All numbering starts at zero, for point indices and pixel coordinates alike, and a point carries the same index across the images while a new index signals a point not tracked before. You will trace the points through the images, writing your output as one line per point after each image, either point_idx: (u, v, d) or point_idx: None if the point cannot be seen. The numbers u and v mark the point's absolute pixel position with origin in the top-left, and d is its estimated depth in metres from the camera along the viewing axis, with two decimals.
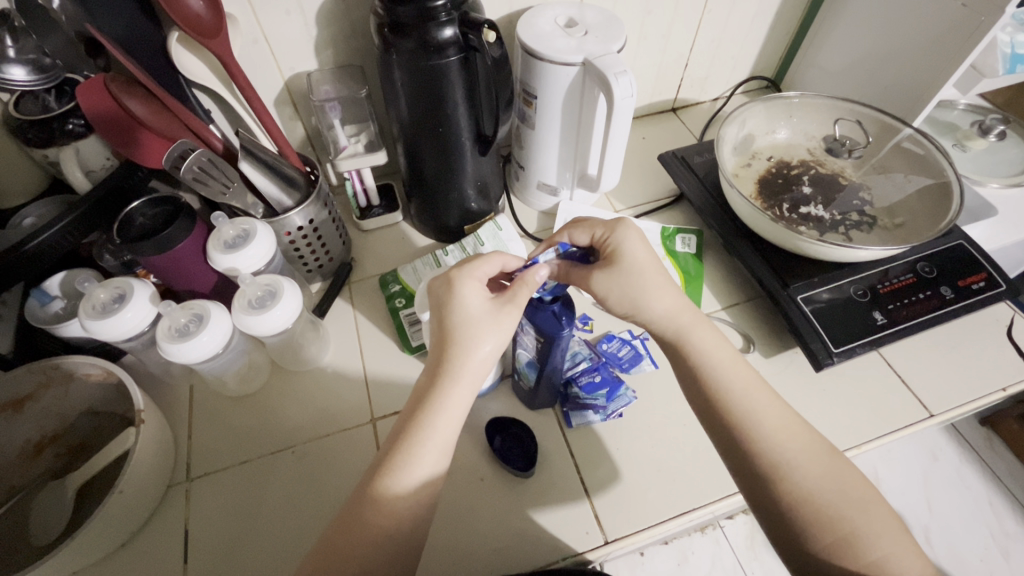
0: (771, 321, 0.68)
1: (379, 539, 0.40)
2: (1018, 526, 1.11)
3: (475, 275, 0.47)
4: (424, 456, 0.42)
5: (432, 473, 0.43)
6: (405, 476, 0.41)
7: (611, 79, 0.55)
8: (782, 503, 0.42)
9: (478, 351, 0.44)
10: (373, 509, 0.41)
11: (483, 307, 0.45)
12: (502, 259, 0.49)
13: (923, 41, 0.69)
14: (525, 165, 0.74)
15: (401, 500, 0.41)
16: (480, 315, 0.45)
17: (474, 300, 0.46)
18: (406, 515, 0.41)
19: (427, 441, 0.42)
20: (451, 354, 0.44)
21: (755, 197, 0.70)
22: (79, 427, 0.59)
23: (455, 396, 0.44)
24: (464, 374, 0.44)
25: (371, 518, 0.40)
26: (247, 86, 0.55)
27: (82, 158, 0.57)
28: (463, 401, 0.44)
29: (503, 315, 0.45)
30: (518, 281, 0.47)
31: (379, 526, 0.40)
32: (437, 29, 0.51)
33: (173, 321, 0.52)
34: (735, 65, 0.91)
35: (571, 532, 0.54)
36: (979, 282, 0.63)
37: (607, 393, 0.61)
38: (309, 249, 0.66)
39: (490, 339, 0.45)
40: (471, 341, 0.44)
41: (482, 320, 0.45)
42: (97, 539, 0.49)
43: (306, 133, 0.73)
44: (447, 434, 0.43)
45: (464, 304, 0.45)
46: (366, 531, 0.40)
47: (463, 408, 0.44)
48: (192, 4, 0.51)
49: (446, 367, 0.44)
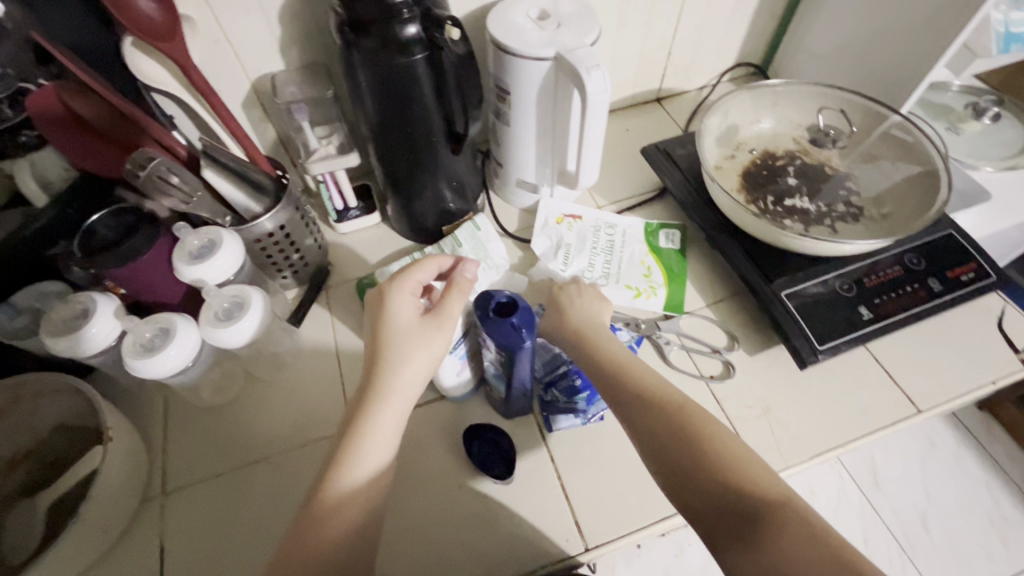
0: (757, 318, 0.66)
1: (328, 555, 0.39)
2: (1015, 510, 1.11)
3: (406, 288, 0.47)
4: (367, 466, 0.42)
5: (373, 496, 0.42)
6: (351, 489, 0.41)
7: (583, 74, 0.53)
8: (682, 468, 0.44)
9: (407, 371, 0.44)
10: (317, 531, 0.39)
11: (413, 325, 0.46)
12: (436, 261, 0.49)
13: (911, 24, 0.67)
14: (503, 162, 0.72)
15: (345, 517, 0.40)
16: (412, 331, 0.45)
17: (402, 318, 0.46)
18: (351, 536, 0.40)
19: (363, 463, 0.42)
20: (384, 370, 0.44)
21: (739, 191, 0.68)
22: (53, 443, 0.57)
23: (388, 416, 0.43)
24: (395, 394, 0.44)
25: (321, 529, 0.39)
26: (207, 89, 0.54)
27: (39, 170, 0.56)
28: (397, 419, 0.44)
29: (432, 332, 0.46)
30: (452, 289, 0.48)
31: (335, 529, 0.39)
32: (400, 27, 0.49)
33: (138, 336, 0.51)
34: (720, 52, 0.88)
35: (550, 540, 0.53)
36: (968, 273, 0.62)
37: (588, 397, 0.58)
38: (281, 253, 0.64)
39: (419, 356, 0.45)
40: (402, 361, 0.44)
41: (410, 336, 0.45)
42: (70, 550, 0.48)
43: (278, 136, 0.70)
44: (385, 456, 0.43)
45: (393, 322, 0.45)
46: (318, 539, 0.39)
47: (397, 427, 0.44)
48: (142, 6, 0.49)
49: (376, 390, 0.44)
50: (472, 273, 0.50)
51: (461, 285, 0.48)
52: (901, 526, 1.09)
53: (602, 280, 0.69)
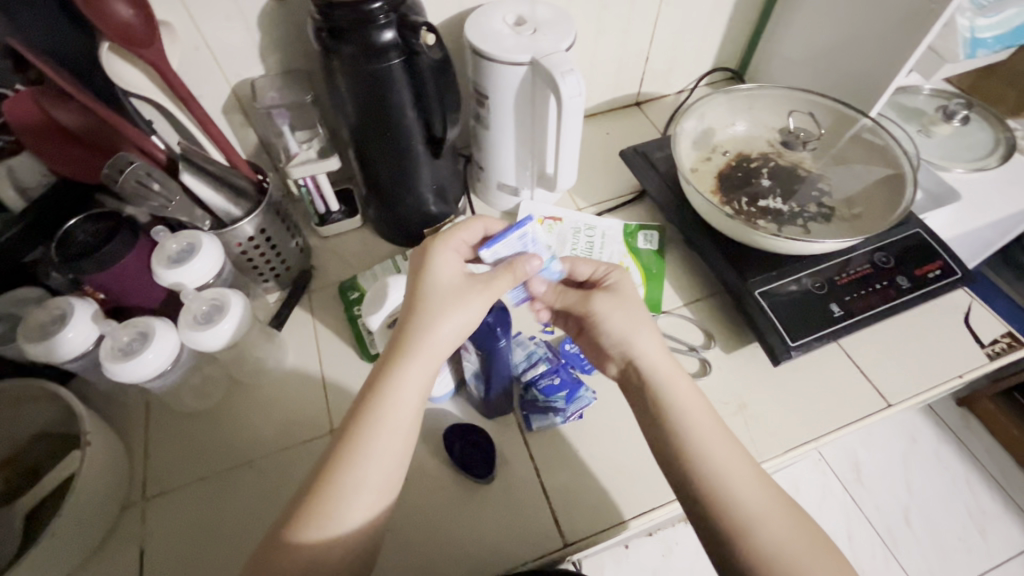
0: (732, 316, 0.68)
1: (343, 524, 0.40)
2: (993, 503, 1.14)
3: (452, 245, 0.50)
4: (391, 421, 0.42)
5: (394, 455, 0.42)
6: (370, 453, 0.41)
7: (558, 79, 0.55)
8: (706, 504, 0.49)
9: (439, 323, 0.45)
10: (330, 508, 0.40)
11: (452, 279, 0.47)
12: (482, 223, 0.52)
13: (879, 30, 0.69)
14: (484, 166, 0.73)
15: (365, 478, 0.41)
16: (451, 285, 0.47)
17: (443, 274, 0.48)
18: (370, 496, 0.41)
19: (387, 415, 0.42)
20: (419, 322, 0.45)
21: (714, 192, 0.70)
22: (33, 450, 0.56)
23: (413, 367, 0.44)
24: (423, 346, 0.44)
25: (333, 503, 0.40)
26: (189, 96, 0.55)
27: (16, 175, 0.56)
28: (422, 372, 0.44)
29: (469, 288, 0.47)
30: (506, 266, 0.48)
31: (348, 507, 0.40)
32: (377, 32, 0.50)
33: (116, 340, 0.51)
34: (698, 57, 0.90)
35: (529, 537, 0.54)
36: (935, 270, 0.64)
37: (568, 395, 0.60)
38: (263, 258, 0.64)
39: (454, 309, 0.45)
40: (435, 313, 0.45)
41: (448, 289, 0.47)
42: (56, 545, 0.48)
43: (259, 141, 0.71)
44: (408, 409, 0.43)
45: (436, 276, 0.47)
46: (324, 506, 0.40)
47: (422, 381, 0.44)
48: (121, 13, 0.49)
49: (405, 340, 0.45)
50: (534, 264, 0.49)
51: (519, 269, 0.48)
52: (883, 520, 1.11)
53: None
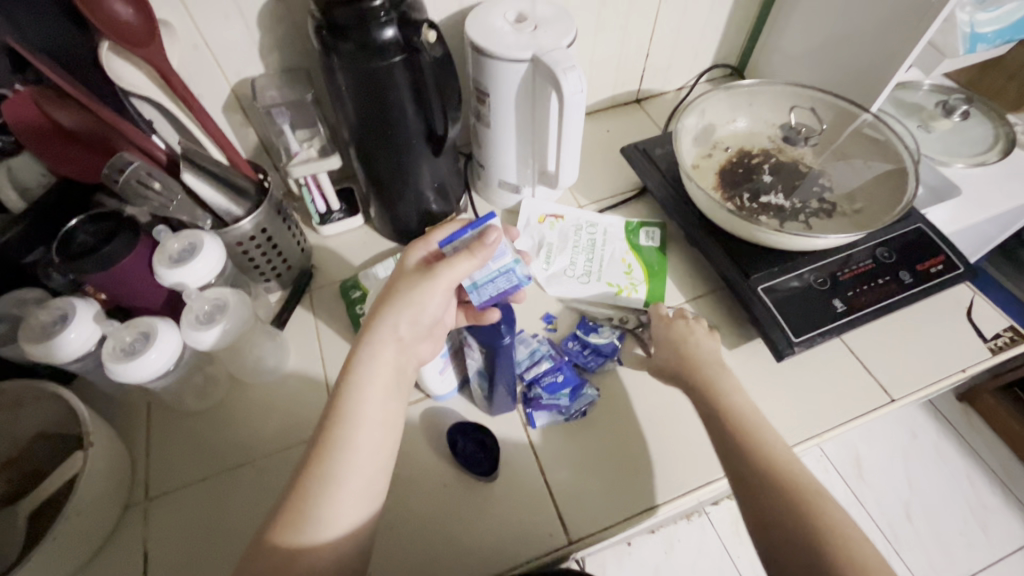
0: (734, 312, 0.68)
1: (332, 524, 0.40)
2: (994, 498, 1.14)
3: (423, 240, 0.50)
4: (359, 414, 0.43)
5: (366, 451, 0.42)
6: (345, 450, 0.42)
7: (560, 76, 0.54)
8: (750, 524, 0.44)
9: (396, 314, 0.46)
10: (317, 509, 0.40)
11: (414, 271, 0.48)
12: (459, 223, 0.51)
13: (879, 26, 0.69)
14: (485, 164, 0.73)
15: (344, 475, 0.41)
16: (411, 276, 0.47)
17: (409, 267, 0.48)
18: (350, 494, 0.41)
19: (354, 408, 0.43)
20: (380, 314, 0.46)
21: (716, 188, 0.70)
22: (34, 451, 0.56)
23: (376, 360, 0.45)
24: (382, 338, 0.45)
25: (318, 504, 0.40)
26: (188, 95, 0.54)
27: (16, 176, 0.56)
28: (384, 365, 0.45)
29: (423, 277, 0.47)
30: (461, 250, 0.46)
31: (333, 503, 0.40)
32: (378, 29, 0.50)
33: (118, 340, 0.51)
34: (697, 53, 0.90)
35: (534, 534, 0.54)
36: (937, 265, 0.64)
37: (570, 393, 0.60)
38: (264, 257, 0.64)
39: (409, 299, 0.46)
40: (393, 305, 0.46)
41: (409, 280, 0.47)
42: (56, 550, 0.48)
43: (259, 140, 0.71)
44: (373, 401, 0.44)
45: (402, 269, 0.48)
46: (309, 506, 0.40)
47: (384, 374, 0.45)
48: (120, 11, 0.49)
49: (368, 334, 0.46)
50: (494, 241, 0.45)
51: (476, 246, 0.45)
52: (884, 516, 1.11)
53: (583, 277, 0.70)
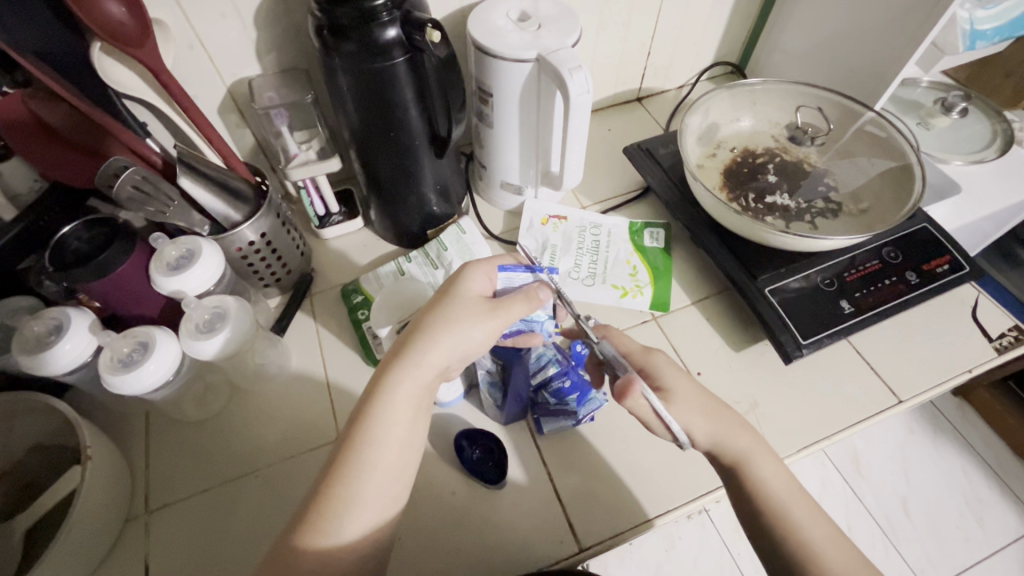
0: (741, 313, 0.67)
1: (348, 544, 0.39)
2: (990, 492, 1.15)
3: (480, 266, 0.49)
4: (385, 438, 0.41)
5: (389, 475, 0.41)
6: (366, 472, 0.40)
7: (566, 76, 0.53)
8: (765, 521, 0.45)
9: (443, 341, 0.44)
10: (330, 531, 0.38)
11: (472, 299, 0.46)
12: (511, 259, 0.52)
13: (883, 23, 0.68)
14: (486, 164, 0.72)
15: (363, 496, 0.40)
16: (469, 304, 0.46)
17: (464, 292, 0.46)
18: (369, 514, 0.40)
19: (379, 431, 0.41)
20: (424, 339, 0.43)
21: (720, 189, 0.69)
22: (26, 465, 0.54)
23: (409, 386, 0.43)
24: (422, 365, 0.43)
25: (331, 523, 0.39)
26: (182, 95, 0.52)
27: (6, 182, 0.54)
28: (416, 392, 0.43)
29: (481, 311, 0.45)
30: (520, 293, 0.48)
31: (352, 521, 0.39)
32: (379, 30, 0.48)
33: (115, 352, 0.49)
34: (698, 51, 0.89)
35: (544, 543, 0.53)
36: (943, 265, 0.63)
37: (578, 398, 0.58)
38: (264, 263, 0.63)
39: (460, 331, 0.44)
40: (441, 331, 0.44)
41: (463, 309, 0.45)
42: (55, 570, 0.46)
43: (256, 142, 0.69)
44: (399, 427, 0.42)
45: (456, 292, 0.46)
46: (327, 521, 0.39)
47: (415, 401, 0.43)
48: (112, 11, 0.47)
49: (407, 355, 0.43)
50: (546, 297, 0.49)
51: (533, 296, 0.48)
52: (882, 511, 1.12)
53: (588, 280, 0.69)
